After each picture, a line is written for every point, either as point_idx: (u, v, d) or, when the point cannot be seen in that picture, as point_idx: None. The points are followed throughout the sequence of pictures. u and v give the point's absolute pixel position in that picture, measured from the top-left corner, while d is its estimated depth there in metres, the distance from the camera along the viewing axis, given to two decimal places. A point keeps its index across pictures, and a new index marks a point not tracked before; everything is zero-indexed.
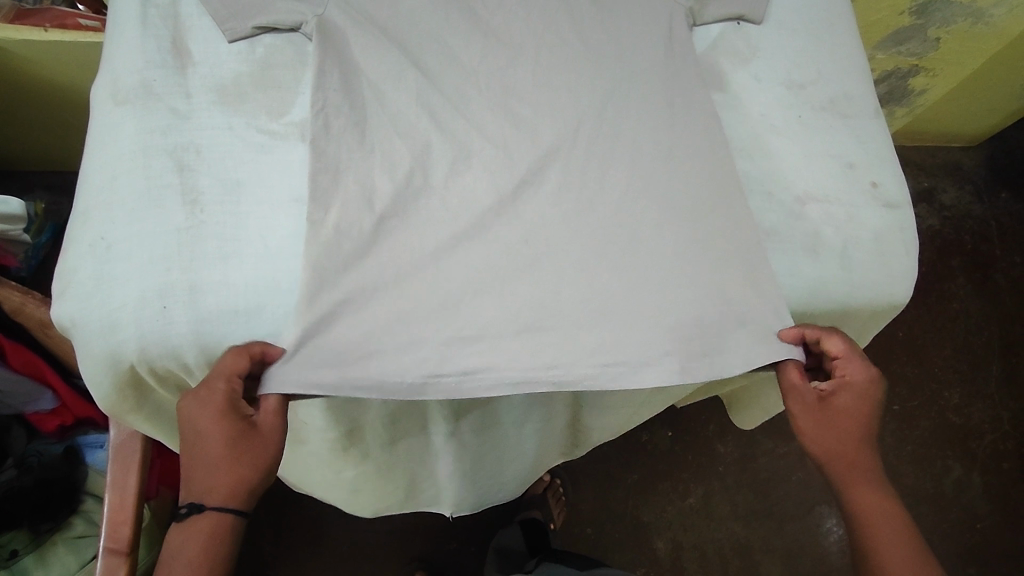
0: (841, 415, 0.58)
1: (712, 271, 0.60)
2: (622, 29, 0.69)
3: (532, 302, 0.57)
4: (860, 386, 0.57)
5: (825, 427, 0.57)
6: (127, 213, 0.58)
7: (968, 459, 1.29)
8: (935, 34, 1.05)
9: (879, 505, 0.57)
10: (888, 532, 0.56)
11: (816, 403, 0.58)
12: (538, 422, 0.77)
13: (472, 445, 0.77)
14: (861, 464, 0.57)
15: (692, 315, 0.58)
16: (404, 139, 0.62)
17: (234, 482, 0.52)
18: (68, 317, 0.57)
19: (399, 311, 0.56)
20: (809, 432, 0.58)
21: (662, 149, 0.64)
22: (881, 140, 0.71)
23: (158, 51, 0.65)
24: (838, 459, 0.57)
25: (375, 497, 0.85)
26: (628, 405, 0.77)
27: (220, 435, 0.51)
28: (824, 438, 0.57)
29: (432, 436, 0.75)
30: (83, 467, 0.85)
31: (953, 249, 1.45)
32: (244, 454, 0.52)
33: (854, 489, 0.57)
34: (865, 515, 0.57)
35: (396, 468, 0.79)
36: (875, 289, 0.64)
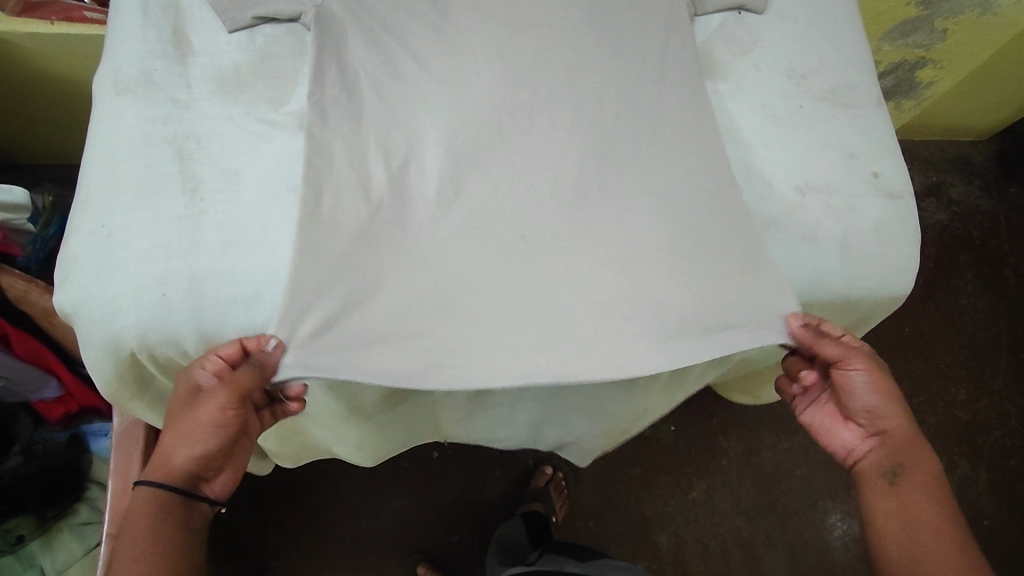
0: (889, 382, 0.59)
1: (709, 260, 0.60)
2: (621, 18, 0.69)
3: (526, 289, 0.57)
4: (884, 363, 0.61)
5: (881, 391, 0.58)
6: (127, 201, 0.59)
7: (974, 455, 1.28)
8: (942, 25, 1.04)
9: (925, 473, 0.57)
10: (935, 508, 0.55)
11: (873, 365, 0.58)
12: (535, 395, 0.76)
13: (468, 409, 0.78)
14: (909, 435, 0.59)
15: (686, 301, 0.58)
16: (401, 128, 0.62)
17: (187, 441, 0.54)
18: (70, 304, 0.58)
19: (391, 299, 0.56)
20: (868, 396, 0.58)
21: (660, 138, 0.64)
22: (883, 130, 0.70)
23: (159, 41, 0.65)
24: (893, 428, 0.58)
25: (379, 449, 0.86)
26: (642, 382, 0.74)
27: (186, 394, 0.54)
28: (881, 401, 0.58)
29: (432, 398, 0.75)
30: (88, 455, 0.85)
31: (962, 244, 1.43)
32: (199, 414, 0.53)
33: (902, 455, 0.58)
34: (913, 483, 0.57)
35: (393, 424, 0.81)
36: (875, 282, 0.64)
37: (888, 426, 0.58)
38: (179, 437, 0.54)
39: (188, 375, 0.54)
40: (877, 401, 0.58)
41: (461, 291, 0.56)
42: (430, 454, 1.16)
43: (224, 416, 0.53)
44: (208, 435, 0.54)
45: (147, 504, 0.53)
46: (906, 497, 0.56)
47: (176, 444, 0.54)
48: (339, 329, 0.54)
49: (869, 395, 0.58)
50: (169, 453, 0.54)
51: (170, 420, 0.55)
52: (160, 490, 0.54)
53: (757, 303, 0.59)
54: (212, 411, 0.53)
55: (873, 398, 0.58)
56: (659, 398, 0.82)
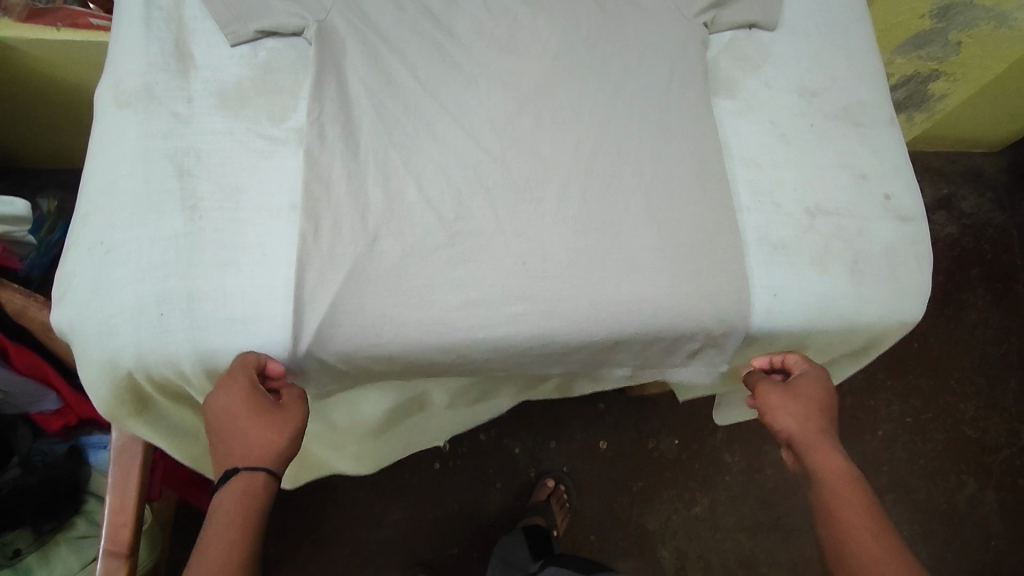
0: (803, 397, 0.59)
1: (703, 290, 0.60)
2: (630, 35, 0.67)
3: (527, 329, 0.59)
4: (817, 378, 0.60)
5: (783, 406, 0.59)
6: (126, 217, 0.58)
7: (983, 474, 1.26)
8: (957, 38, 1.02)
9: (840, 475, 0.55)
10: (852, 519, 0.53)
11: (780, 388, 0.60)
12: (545, 393, 0.73)
13: (465, 410, 0.76)
14: (827, 447, 0.57)
15: (668, 335, 0.61)
16: (399, 149, 0.62)
17: (266, 454, 0.54)
18: (67, 322, 0.57)
19: (390, 333, 0.57)
20: (773, 415, 0.59)
21: (664, 166, 0.63)
22: (896, 150, 0.68)
23: (160, 53, 0.64)
24: (805, 439, 0.57)
25: (380, 459, 0.83)
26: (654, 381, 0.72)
27: (251, 415, 0.54)
28: (784, 417, 0.58)
29: (430, 406, 0.72)
30: (87, 468, 0.84)
31: (972, 258, 1.41)
32: (277, 433, 0.54)
33: (818, 467, 0.56)
34: (833, 496, 0.55)
35: (391, 435, 0.77)
36: (884, 308, 0.63)
37: (799, 439, 0.58)
38: (256, 450, 0.54)
39: (249, 393, 0.53)
40: (780, 417, 0.59)
41: (454, 334, 0.58)
42: (431, 465, 1.15)
43: (292, 429, 0.55)
44: (286, 448, 0.55)
45: (228, 521, 0.51)
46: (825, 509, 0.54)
47: (258, 454, 0.54)
48: (345, 369, 0.59)
49: (776, 415, 0.59)
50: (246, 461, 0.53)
51: (233, 433, 0.54)
52: (248, 499, 0.52)
53: (727, 349, 0.63)
54: (282, 425, 0.54)
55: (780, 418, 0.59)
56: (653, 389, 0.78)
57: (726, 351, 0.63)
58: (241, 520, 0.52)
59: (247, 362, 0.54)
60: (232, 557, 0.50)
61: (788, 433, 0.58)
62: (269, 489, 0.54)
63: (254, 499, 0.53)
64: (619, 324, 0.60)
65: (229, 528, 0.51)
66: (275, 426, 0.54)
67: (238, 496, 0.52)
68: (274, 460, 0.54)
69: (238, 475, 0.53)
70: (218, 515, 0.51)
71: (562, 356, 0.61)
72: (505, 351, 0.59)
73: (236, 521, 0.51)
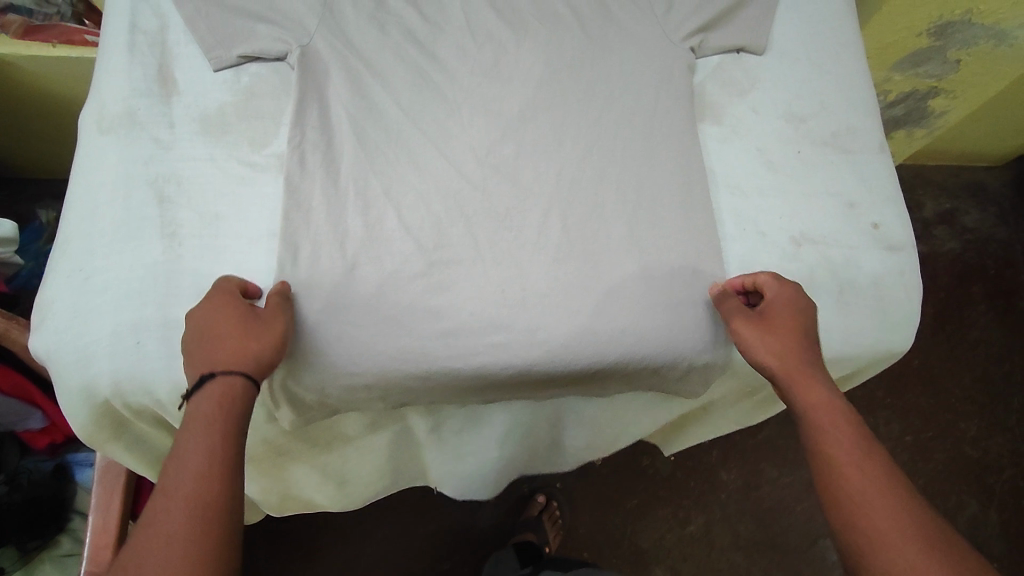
0: (778, 327, 0.55)
1: (686, 321, 0.59)
2: (615, 60, 0.66)
3: (505, 361, 0.57)
4: (794, 303, 0.56)
5: (761, 341, 0.54)
6: (106, 245, 0.58)
7: (984, 495, 1.24)
8: (955, 56, 1.01)
9: (828, 410, 0.51)
10: (845, 453, 0.48)
11: (755, 321, 0.56)
12: (534, 425, 0.71)
13: (451, 445, 0.73)
14: (809, 379, 0.53)
15: (650, 367, 0.60)
16: (381, 177, 0.61)
17: (243, 356, 0.50)
18: (43, 350, 0.57)
19: (367, 363, 0.57)
20: (752, 353, 0.55)
21: (647, 193, 0.62)
22: (885, 177, 0.67)
23: (143, 78, 0.64)
24: (786, 371, 0.53)
25: (364, 486, 0.81)
26: (635, 409, 0.71)
27: (225, 321, 0.52)
28: (761, 353, 0.54)
29: (414, 433, 0.71)
30: (73, 486, 0.84)
31: (975, 274, 1.39)
32: (258, 334, 0.52)
33: (804, 402, 0.52)
34: (822, 430, 0.50)
35: (374, 463, 0.76)
36: (871, 338, 0.61)
37: (779, 375, 0.53)
38: (229, 352, 0.50)
39: (226, 300, 0.53)
40: (759, 353, 0.54)
41: (433, 362, 0.57)
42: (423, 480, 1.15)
43: (268, 329, 0.52)
44: (264, 351, 0.52)
45: (206, 426, 0.47)
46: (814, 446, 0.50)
47: (236, 354, 0.50)
48: (323, 396, 0.58)
49: (754, 351, 0.55)
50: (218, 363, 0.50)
51: (209, 339, 0.51)
52: (222, 403, 0.48)
53: (710, 374, 0.62)
54: (257, 326, 0.52)
55: (758, 354, 0.54)
56: (643, 428, 0.76)
57: (709, 375, 0.62)
58: (222, 424, 0.47)
59: (226, 284, 0.55)
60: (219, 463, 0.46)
61: (768, 369, 0.54)
62: (250, 393, 0.50)
63: (230, 405, 0.49)
64: (601, 356, 0.58)
65: (208, 435, 0.46)
66: (256, 327, 0.52)
67: (215, 400, 0.48)
68: (255, 363, 0.51)
69: (215, 378, 0.49)
70: (195, 423, 0.47)
71: (544, 387, 0.60)
72: (484, 379, 0.58)
73: (217, 425, 0.47)
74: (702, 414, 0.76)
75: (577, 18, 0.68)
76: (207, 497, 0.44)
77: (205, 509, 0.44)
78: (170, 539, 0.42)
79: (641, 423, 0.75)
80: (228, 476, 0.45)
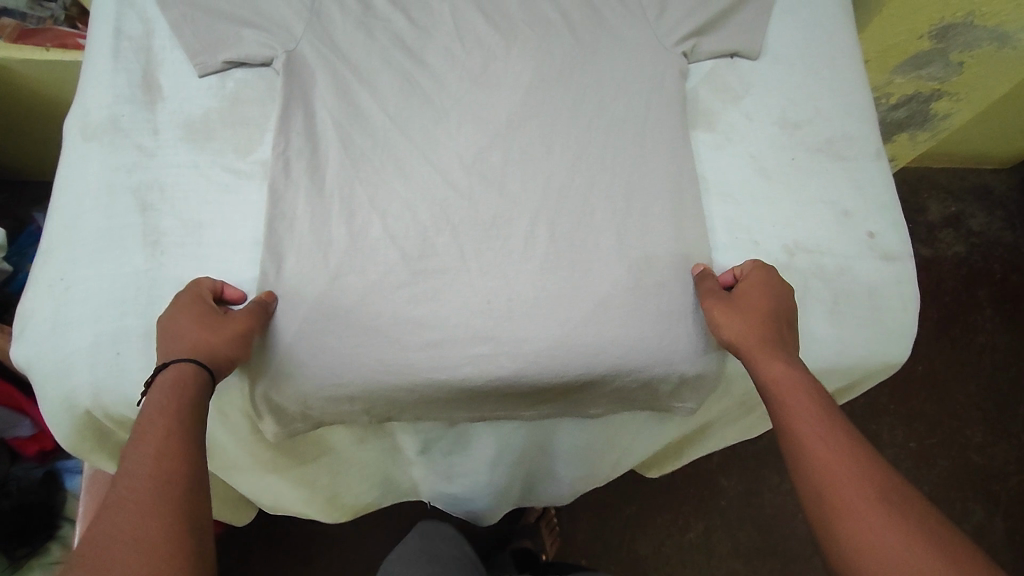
0: (744, 302, 0.55)
1: (676, 332, 0.58)
2: (605, 65, 0.65)
3: (490, 372, 0.56)
4: (763, 283, 0.56)
5: (726, 315, 0.55)
6: (87, 254, 0.58)
7: (991, 503, 1.21)
8: (958, 59, 0.98)
9: (789, 382, 0.50)
10: (805, 422, 0.47)
11: (723, 297, 0.56)
12: (524, 449, 0.69)
13: (442, 462, 0.72)
14: (771, 351, 0.52)
15: (639, 381, 0.58)
16: (366, 185, 0.60)
17: (200, 346, 0.50)
18: (23, 360, 0.56)
19: (350, 375, 0.55)
20: (719, 328, 0.55)
21: (636, 200, 0.61)
22: (882, 184, 0.66)
23: (127, 85, 0.64)
24: (748, 344, 0.53)
25: (353, 497, 0.80)
26: (627, 436, 0.68)
27: (191, 314, 0.52)
28: (728, 327, 0.54)
29: (404, 450, 0.70)
30: (62, 493, 0.83)
31: (981, 279, 1.37)
32: (219, 329, 0.51)
33: (764, 372, 0.51)
34: (779, 398, 0.49)
35: (359, 475, 0.75)
36: (867, 350, 0.60)
37: (743, 348, 0.53)
38: (187, 343, 0.50)
39: (201, 296, 0.53)
40: (726, 329, 0.55)
41: (417, 373, 0.56)
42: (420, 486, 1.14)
43: (232, 325, 0.52)
44: (222, 346, 0.51)
45: (159, 413, 0.45)
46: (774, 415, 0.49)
47: (191, 345, 0.50)
48: (306, 408, 0.57)
49: (719, 325, 0.55)
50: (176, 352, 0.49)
51: (172, 330, 0.51)
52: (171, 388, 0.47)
53: (702, 389, 0.60)
54: (222, 322, 0.52)
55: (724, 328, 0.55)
56: (639, 453, 0.74)
57: (701, 391, 0.60)
58: (180, 406, 0.46)
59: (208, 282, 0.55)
60: (178, 442, 0.44)
61: (734, 344, 0.54)
62: (204, 382, 0.49)
63: (181, 391, 0.47)
64: (588, 369, 0.57)
65: (165, 417, 0.45)
66: (221, 323, 0.52)
67: (167, 385, 0.47)
68: (211, 355, 0.50)
69: (168, 367, 0.48)
70: (150, 407, 0.45)
71: (532, 401, 0.59)
72: (470, 392, 0.57)
73: (171, 411, 0.45)
74: (697, 438, 0.74)
75: (567, 22, 0.67)
76: (168, 474, 0.42)
77: (167, 484, 0.41)
78: (129, 517, 0.39)
79: (634, 449, 0.72)
80: (189, 455, 0.44)
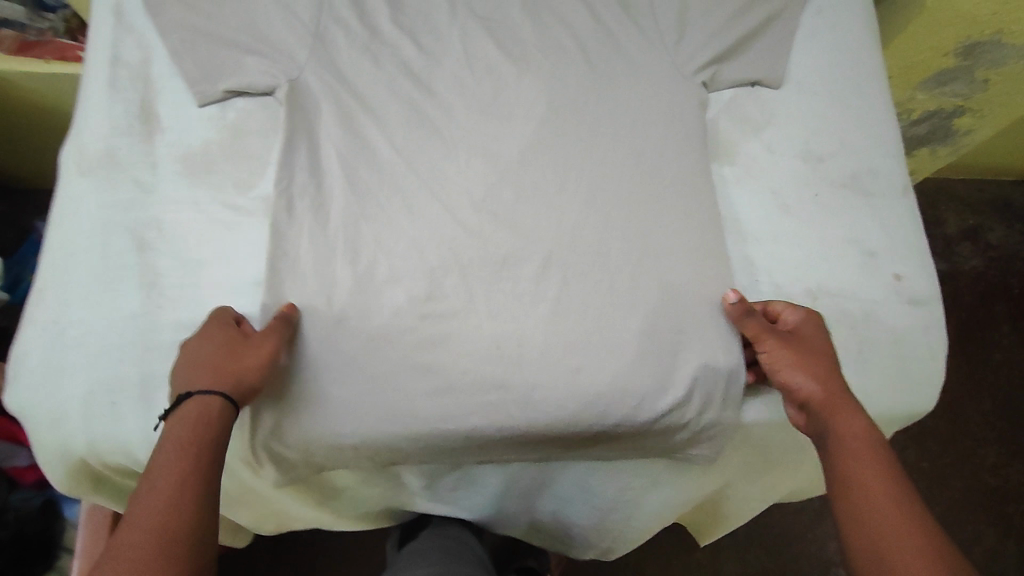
0: (809, 349, 0.53)
1: (696, 381, 0.55)
2: (622, 95, 0.63)
3: (498, 422, 0.54)
4: (816, 327, 0.54)
5: (797, 363, 0.52)
6: (83, 295, 0.56)
7: (1005, 526, 1.18)
8: (984, 76, 0.94)
9: (866, 437, 0.48)
10: (876, 484, 0.45)
11: (790, 342, 0.53)
12: (529, 484, 0.67)
13: (450, 496, 0.69)
14: (845, 406, 0.50)
15: (654, 427, 0.56)
16: (372, 223, 0.58)
17: (223, 377, 0.48)
18: (17, 407, 0.54)
19: (352, 426, 0.53)
20: (788, 374, 0.52)
21: (653, 239, 0.59)
22: (908, 222, 0.63)
23: (124, 115, 0.61)
24: (821, 395, 0.50)
25: (354, 524, 0.78)
26: (638, 484, 0.66)
27: (212, 342, 0.50)
28: (798, 375, 0.51)
29: (409, 486, 0.67)
30: (61, 523, 0.82)
31: (998, 295, 1.34)
32: (240, 358, 0.50)
33: (837, 428, 0.49)
34: (850, 455, 0.47)
35: (358, 511, 0.72)
36: (893, 400, 0.57)
37: (816, 401, 0.50)
38: (208, 374, 0.48)
39: (219, 321, 0.52)
40: (796, 376, 0.51)
41: (420, 423, 0.54)
42: None
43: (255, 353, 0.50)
44: (246, 377, 0.49)
45: (172, 459, 0.45)
46: (842, 472, 0.47)
47: (212, 377, 0.48)
48: (305, 457, 0.55)
49: (788, 369, 0.52)
50: (198, 383, 0.48)
51: (191, 359, 0.49)
52: (195, 426, 0.47)
53: (720, 439, 0.58)
54: (244, 350, 0.50)
55: (794, 374, 0.51)
56: (652, 511, 0.71)
57: (717, 440, 0.58)
58: (193, 451, 0.45)
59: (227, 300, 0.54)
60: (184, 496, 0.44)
61: (804, 394, 0.51)
62: (229, 419, 0.48)
63: (207, 430, 0.47)
64: (599, 419, 0.54)
65: (176, 472, 0.44)
66: (242, 349, 0.50)
67: (188, 426, 0.46)
68: (234, 387, 0.49)
69: (191, 400, 0.47)
70: (164, 457, 0.45)
71: (542, 448, 0.57)
72: (476, 441, 0.55)
73: (183, 458, 0.45)
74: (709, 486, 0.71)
75: (582, 50, 0.64)
76: (166, 541, 0.42)
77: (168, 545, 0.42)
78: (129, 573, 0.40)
79: (646, 503, 0.69)
80: (195, 509, 0.44)
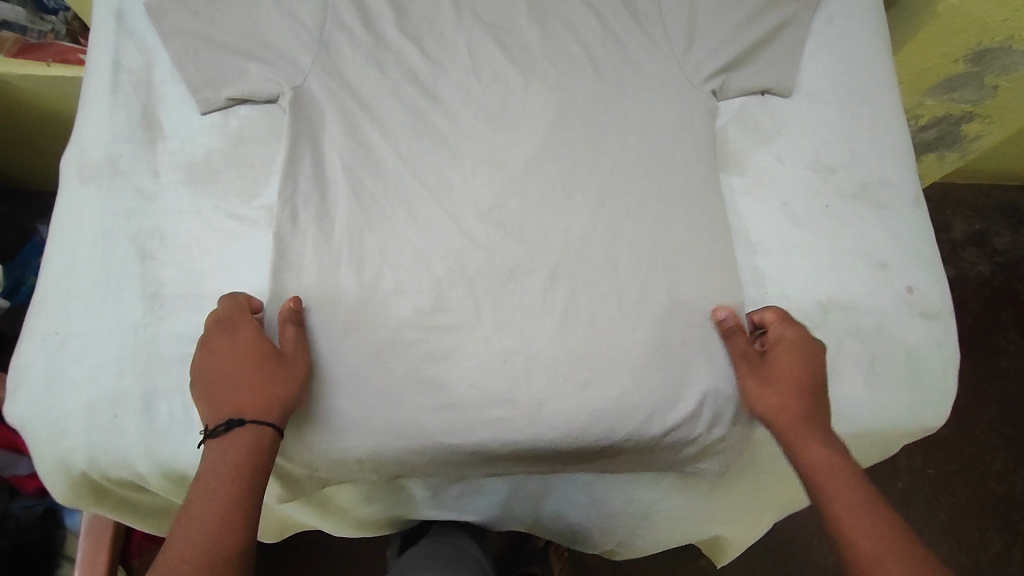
0: (777, 373, 0.52)
1: (705, 396, 0.55)
2: (630, 103, 0.62)
3: (504, 436, 0.53)
4: (797, 345, 0.53)
5: (762, 391, 0.52)
6: (84, 305, 0.55)
7: (1011, 533, 1.17)
8: (993, 82, 0.93)
9: (827, 467, 0.47)
10: (845, 516, 0.45)
11: (758, 368, 0.53)
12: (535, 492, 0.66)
13: (456, 506, 0.68)
14: (808, 432, 0.49)
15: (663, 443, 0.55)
16: (377, 233, 0.57)
17: (271, 403, 0.49)
18: (17, 420, 0.53)
19: (355, 440, 0.53)
20: (755, 402, 0.52)
21: (662, 251, 0.58)
22: (920, 233, 0.62)
23: (126, 122, 0.61)
24: (783, 422, 0.50)
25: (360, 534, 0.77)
26: (647, 496, 0.65)
27: (248, 361, 0.50)
28: (764, 404, 0.51)
29: (414, 496, 0.66)
30: (62, 530, 0.81)
31: (1004, 300, 1.33)
32: (283, 381, 0.50)
33: (802, 458, 0.48)
34: (819, 486, 0.47)
35: (365, 522, 0.71)
36: (905, 415, 0.56)
37: (781, 429, 0.50)
38: (255, 400, 0.48)
39: (247, 335, 0.51)
40: (761, 404, 0.52)
41: (424, 437, 0.53)
42: None
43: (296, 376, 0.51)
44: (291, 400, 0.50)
45: (224, 478, 0.44)
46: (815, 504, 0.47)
47: (262, 403, 0.48)
48: (307, 470, 0.54)
49: (754, 398, 0.52)
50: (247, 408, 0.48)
51: (229, 379, 0.49)
52: (247, 450, 0.46)
53: (730, 452, 0.57)
54: (284, 372, 0.50)
55: (759, 402, 0.52)
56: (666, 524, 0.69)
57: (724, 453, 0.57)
58: (244, 473, 0.45)
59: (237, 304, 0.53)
60: (235, 512, 0.44)
61: (772, 421, 0.51)
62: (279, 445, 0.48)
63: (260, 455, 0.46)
64: (606, 434, 0.54)
65: (228, 492, 0.44)
66: (279, 371, 0.50)
67: (243, 449, 0.46)
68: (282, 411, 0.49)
69: (242, 427, 0.47)
70: (216, 475, 0.44)
71: (550, 461, 0.56)
72: (481, 454, 0.54)
73: (236, 478, 0.45)
74: None
75: (589, 57, 0.63)
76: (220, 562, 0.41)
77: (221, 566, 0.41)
78: None
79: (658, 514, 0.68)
80: (246, 530, 0.43)
